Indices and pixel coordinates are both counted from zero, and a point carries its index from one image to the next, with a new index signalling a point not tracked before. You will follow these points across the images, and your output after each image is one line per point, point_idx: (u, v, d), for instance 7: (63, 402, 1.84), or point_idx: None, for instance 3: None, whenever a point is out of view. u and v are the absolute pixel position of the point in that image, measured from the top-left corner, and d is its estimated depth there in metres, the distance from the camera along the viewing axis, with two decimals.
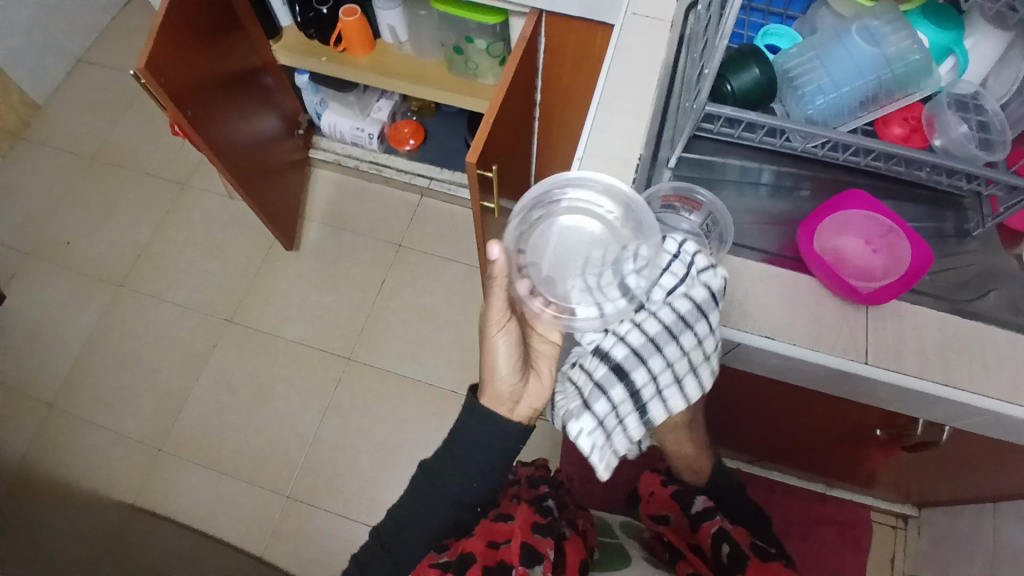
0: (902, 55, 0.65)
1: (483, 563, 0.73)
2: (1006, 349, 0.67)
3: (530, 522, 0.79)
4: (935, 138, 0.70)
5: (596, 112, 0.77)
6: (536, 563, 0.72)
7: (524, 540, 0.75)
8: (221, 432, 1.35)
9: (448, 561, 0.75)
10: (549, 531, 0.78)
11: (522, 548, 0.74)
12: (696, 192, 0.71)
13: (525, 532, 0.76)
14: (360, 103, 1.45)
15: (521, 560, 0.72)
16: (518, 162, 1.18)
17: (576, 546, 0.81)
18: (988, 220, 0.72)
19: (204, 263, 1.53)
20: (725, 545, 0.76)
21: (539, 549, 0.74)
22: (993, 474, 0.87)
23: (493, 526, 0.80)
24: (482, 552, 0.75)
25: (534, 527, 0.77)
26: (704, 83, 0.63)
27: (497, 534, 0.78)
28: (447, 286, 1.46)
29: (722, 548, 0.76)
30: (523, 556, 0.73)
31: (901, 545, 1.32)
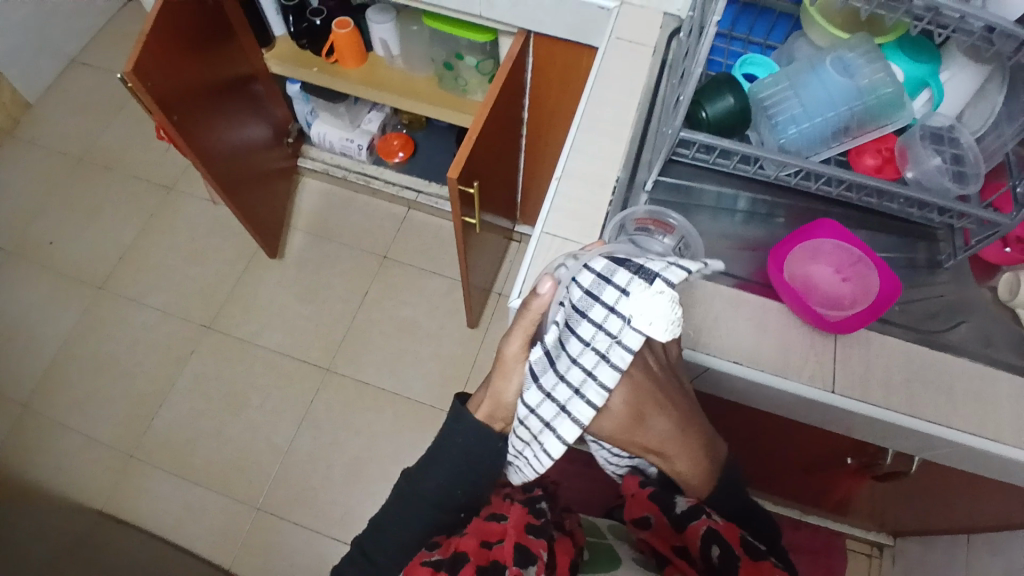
0: (874, 87, 0.66)
1: (474, 562, 0.63)
2: (972, 382, 0.67)
3: (524, 522, 0.69)
4: (908, 170, 0.71)
5: (576, 132, 0.78)
6: (528, 564, 0.63)
7: (517, 540, 0.65)
8: (195, 439, 1.33)
9: (440, 560, 0.64)
10: (543, 534, 0.68)
11: (516, 547, 0.64)
12: (669, 216, 0.72)
13: (519, 533, 0.67)
14: (350, 114, 1.45)
15: (515, 559, 0.63)
16: (502, 178, 1.19)
17: (566, 546, 0.70)
18: (960, 251, 0.72)
19: (187, 267, 1.52)
20: (716, 547, 0.63)
21: (533, 550, 0.65)
22: (962, 506, 0.88)
23: (484, 525, 0.69)
24: (475, 551, 0.64)
25: (528, 528, 0.68)
26: (678, 109, 0.63)
27: (489, 533, 0.68)
28: (430, 300, 1.45)
29: (712, 552, 0.63)
30: (517, 555, 0.63)
31: (875, 575, 1.31)
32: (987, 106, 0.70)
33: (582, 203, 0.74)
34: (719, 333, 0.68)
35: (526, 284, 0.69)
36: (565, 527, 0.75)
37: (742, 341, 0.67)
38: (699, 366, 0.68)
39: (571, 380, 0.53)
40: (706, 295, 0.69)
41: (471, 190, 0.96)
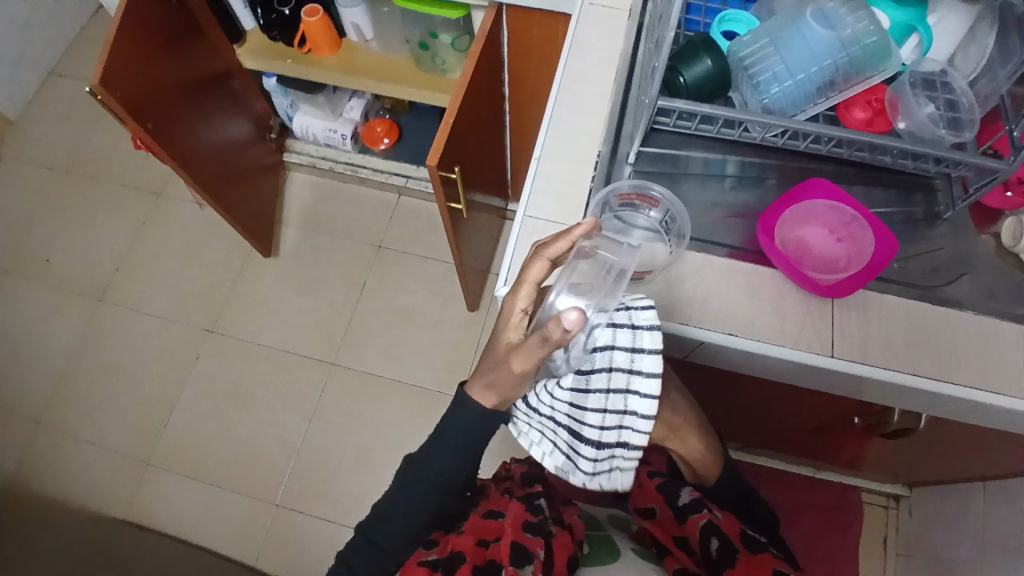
0: (858, 37, 0.63)
1: (472, 562, 0.65)
2: (975, 336, 0.65)
3: (522, 519, 0.70)
4: (898, 121, 0.68)
5: (553, 109, 0.76)
6: (526, 563, 0.64)
7: (513, 539, 0.66)
8: (206, 441, 1.35)
9: (436, 560, 0.67)
10: (541, 531, 0.68)
11: (511, 545, 0.65)
12: (652, 189, 0.69)
13: (515, 531, 0.68)
14: (330, 103, 1.41)
15: (510, 559, 0.64)
16: (486, 158, 1.16)
17: (565, 541, 0.70)
18: (959, 202, 0.70)
19: (183, 272, 1.52)
20: (715, 540, 0.67)
21: (529, 548, 0.65)
22: (974, 456, 0.86)
23: (481, 522, 0.72)
24: (471, 551, 0.67)
25: (524, 525, 0.69)
26: (653, 79, 0.61)
27: (486, 531, 0.70)
28: (427, 285, 1.44)
29: (711, 544, 0.67)
30: (513, 554, 0.65)
31: (892, 525, 1.31)
32: (978, 50, 0.68)
33: (564, 183, 0.72)
34: (711, 306, 0.66)
35: (512, 269, 0.67)
36: (564, 521, 0.75)
37: (734, 312, 0.66)
38: (692, 341, 0.66)
39: (616, 400, 0.61)
40: (697, 267, 0.68)
41: (453, 175, 0.94)
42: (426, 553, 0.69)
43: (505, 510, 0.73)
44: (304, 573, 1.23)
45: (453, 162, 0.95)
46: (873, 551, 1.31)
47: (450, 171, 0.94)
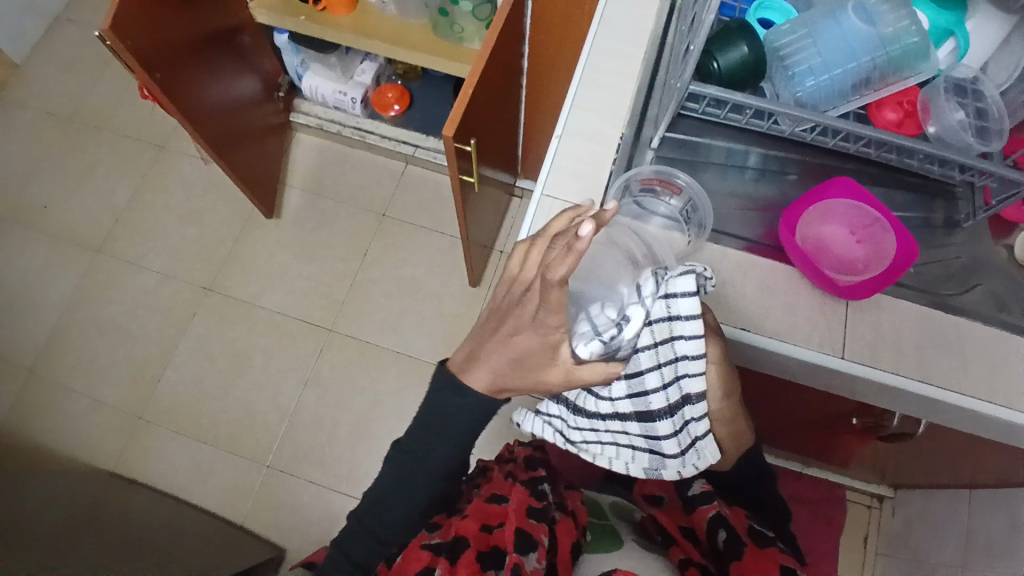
0: (898, 36, 0.62)
1: (475, 547, 0.66)
2: (984, 345, 0.65)
3: (525, 505, 0.71)
4: (929, 125, 0.67)
5: (578, 86, 0.74)
6: (529, 550, 0.63)
7: (518, 525, 0.67)
8: (200, 400, 1.34)
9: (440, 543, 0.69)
10: (545, 517, 0.69)
11: (515, 531, 0.65)
12: (676, 176, 0.69)
13: (519, 517, 0.68)
14: (342, 65, 1.38)
15: (514, 545, 0.64)
16: (500, 132, 1.14)
17: (567, 527, 0.71)
18: (979, 212, 0.69)
19: (183, 229, 1.49)
20: (722, 531, 0.68)
21: (533, 535, 0.65)
22: (968, 464, 0.87)
23: (485, 508, 0.73)
24: (475, 535, 0.68)
25: (528, 512, 0.69)
26: (687, 63, 0.59)
27: (490, 517, 0.71)
28: (430, 258, 1.43)
29: (718, 535, 0.68)
30: (517, 540, 0.64)
31: (874, 524, 1.34)
32: (1012, 57, 0.66)
33: (585, 163, 0.70)
34: (725, 301, 0.65)
35: None
36: (567, 507, 0.76)
37: (745, 306, 0.65)
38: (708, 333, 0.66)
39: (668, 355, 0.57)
40: (713, 259, 0.67)
41: (468, 148, 0.91)
42: (429, 537, 0.71)
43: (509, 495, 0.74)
44: (293, 535, 1.24)
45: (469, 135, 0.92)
46: (853, 548, 1.33)
47: (466, 144, 0.92)
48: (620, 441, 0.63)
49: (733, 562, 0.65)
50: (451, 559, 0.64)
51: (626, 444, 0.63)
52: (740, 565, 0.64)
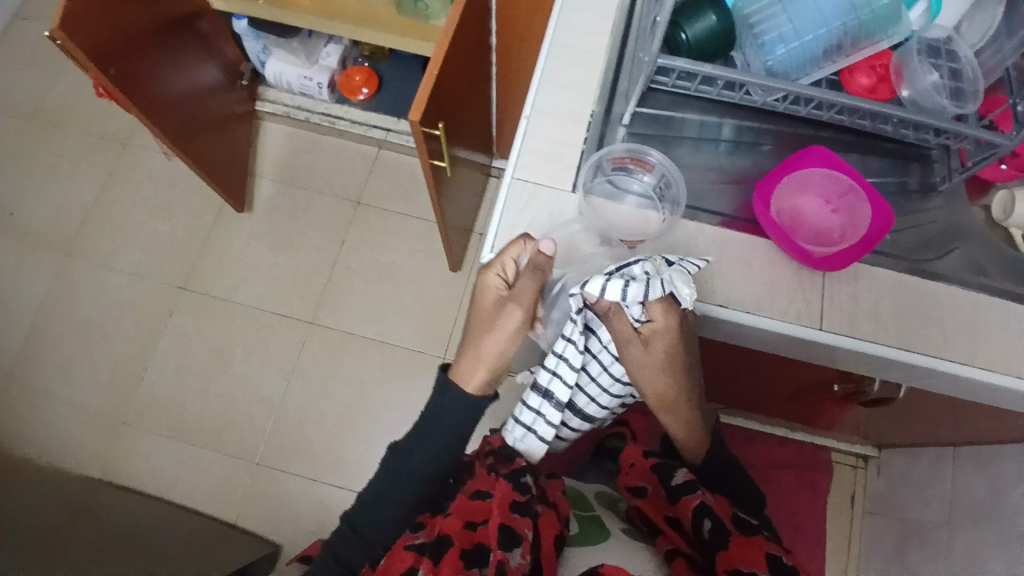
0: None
1: (459, 546, 0.64)
2: (959, 309, 0.66)
3: (509, 498, 0.69)
4: (903, 88, 0.66)
5: (544, 63, 0.72)
6: (513, 546, 0.63)
7: (501, 521, 0.65)
8: (183, 400, 1.32)
9: (424, 543, 0.67)
10: (528, 511, 0.68)
11: (499, 528, 0.64)
12: (648, 153, 0.67)
13: (502, 511, 0.67)
14: (305, 49, 1.34)
15: (498, 542, 0.63)
16: (472, 111, 1.12)
17: (551, 519, 0.70)
18: (955, 173, 0.69)
19: (153, 226, 1.45)
20: (707, 520, 0.68)
21: (517, 530, 0.65)
22: (947, 423, 0.88)
23: (468, 503, 0.71)
24: (459, 533, 0.66)
25: (512, 505, 0.68)
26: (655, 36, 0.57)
27: (472, 513, 0.69)
28: (409, 243, 1.40)
29: (703, 526, 0.68)
30: (501, 537, 0.64)
31: (860, 484, 1.36)
32: (987, 18, 0.67)
33: (555, 143, 0.68)
34: (703, 280, 0.65)
35: (500, 237, 0.65)
36: (549, 500, 0.75)
37: (721, 280, 0.65)
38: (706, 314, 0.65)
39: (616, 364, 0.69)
40: (689, 237, 0.66)
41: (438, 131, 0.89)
42: (413, 537, 0.69)
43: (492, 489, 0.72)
44: (284, 529, 1.23)
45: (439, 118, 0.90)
46: (840, 509, 1.36)
47: (437, 128, 0.89)
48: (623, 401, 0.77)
49: (718, 552, 0.65)
50: (435, 559, 0.62)
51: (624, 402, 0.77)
52: (726, 554, 0.64)
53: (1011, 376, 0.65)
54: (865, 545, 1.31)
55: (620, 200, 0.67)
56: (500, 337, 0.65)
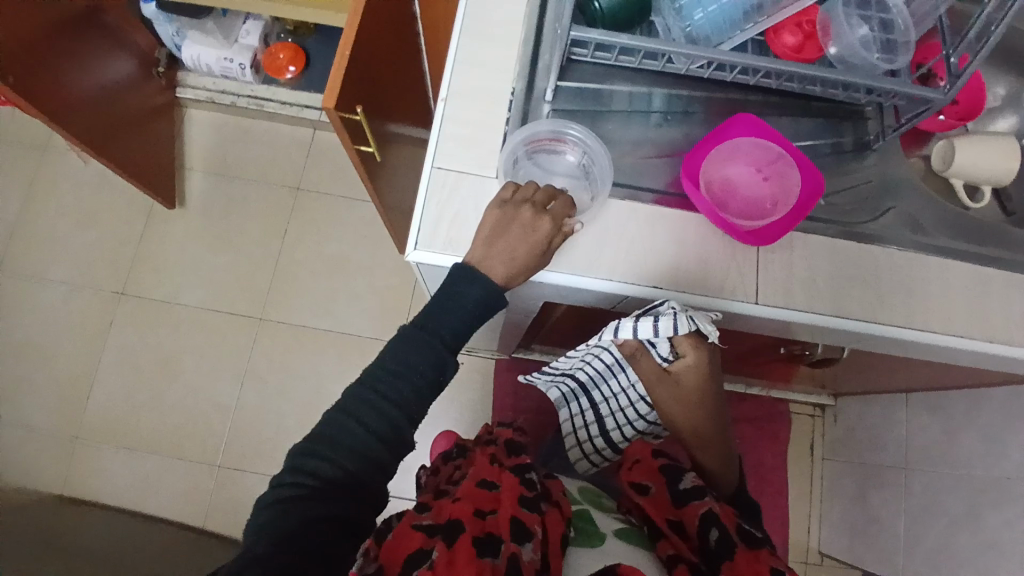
0: None
1: (472, 531, 0.57)
2: (894, 270, 0.66)
3: (517, 492, 0.65)
4: (829, 47, 0.62)
5: (459, 38, 0.67)
6: (526, 540, 0.59)
7: (513, 514, 0.61)
8: (135, 411, 1.28)
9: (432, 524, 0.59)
10: (536, 506, 0.64)
11: (512, 522, 0.60)
12: (566, 130, 0.62)
13: (514, 505, 0.62)
14: (221, 30, 1.26)
15: (512, 535, 0.58)
16: (403, 86, 1.06)
17: (556, 517, 0.66)
18: (889, 131, 0.67)
19: (84, 232, 1.38)
20: (715, 530, 0.67)
21: (528, 525, 0.60)
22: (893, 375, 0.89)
23: (474, 490, 0.65)
24: (469, 518, 0.59)
25: (523, 500, 0.64)
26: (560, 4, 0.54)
27: (481, 502, 0.63)
28: (355, 229, 1.36)
29: (709, 535, 0.67)
30: (514, 530, 0.59)
31: (819, 431, 1.39)
32: None
33: (475, 125, 0.64)
34: (637, 261, 0.63)
35: (423, 230, 0.61)
36: (553, 498, 0.70)
37: (655, 261, 0.63)
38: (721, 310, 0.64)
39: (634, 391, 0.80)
40: (620, 218, 0.63)
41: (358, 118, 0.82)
42: (418, 516, 0.60)
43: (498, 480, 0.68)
44: None
45: (361, 102, 0.84)
46: (802, 457, 1.39)
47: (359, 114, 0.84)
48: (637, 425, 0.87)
49: (724, 561, 0.63)
50: (449, 540, 0.55)
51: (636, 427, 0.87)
52: (732, 565, 0.62)
53: (943, 332, 0.66)
54: (826, 490, 1.35)
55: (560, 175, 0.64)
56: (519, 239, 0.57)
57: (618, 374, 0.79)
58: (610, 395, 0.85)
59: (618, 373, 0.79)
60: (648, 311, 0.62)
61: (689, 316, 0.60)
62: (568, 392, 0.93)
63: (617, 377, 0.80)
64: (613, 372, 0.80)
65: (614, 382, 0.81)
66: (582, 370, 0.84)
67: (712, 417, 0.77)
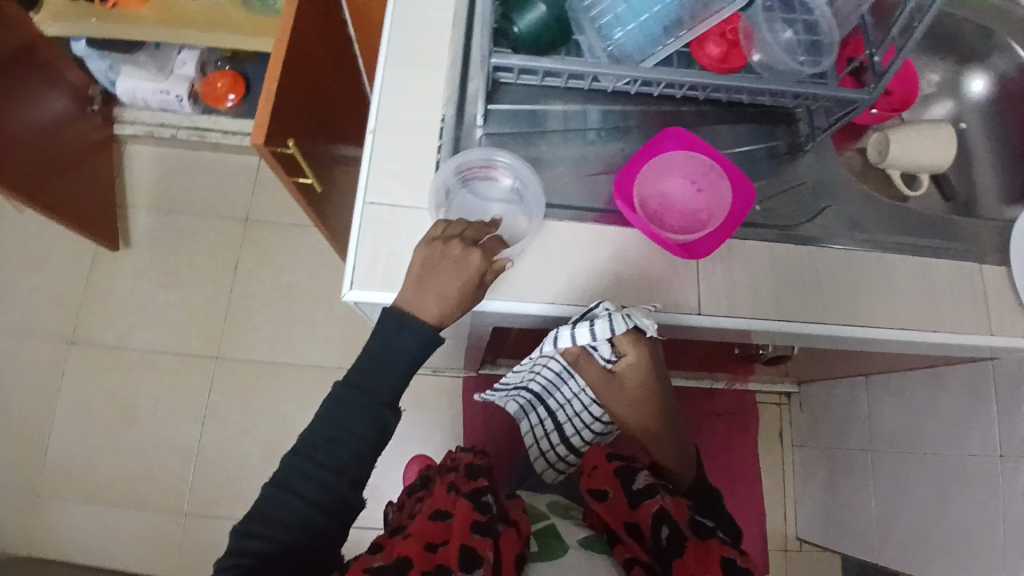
0: None
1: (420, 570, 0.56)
2: (835, 271, 0.66)
3: (471, 518, 0.64)
4: (754, 54, 0.63)
5: (385, 68, 0.65)
6: (476, 569, 0.57)
7: (463, 542, 0.60)
8: (94, 461, 1.24)
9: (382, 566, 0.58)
10: (490, 532, 0.63)
11: (461, 551, 0.59)
12: (495, 156, 0.61)
13: (464, 533, 0.61)
14: (155, 61, 1.21)
15: (461, 566, 0.57)
16: (343, 112, 1.04)
17: (511, 539, 0.65)
18: (819, 133, 0.69)
19: (26, 279, 1.32)
20: (665, 527, 0.65)
21: (480, 552, 0.59)
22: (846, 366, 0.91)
23: (427, 524, 0.64)
24: (418, 555, 0.58)
25: (474, 526, 0.62)
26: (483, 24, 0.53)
27: (433, 534, 0.62)
28: (309, 255, 1.33)
29: (661, 532, 0.65)
30: (464, 560, 0.58)
31: (786, 419, 1.41)
32: None
33: (406, 157, 0.62)
34: (579, 283, 0.62)
35: (359, 270, 0.59)
36: (510, 518, 0.70)
37: (598, 278, 0.62)
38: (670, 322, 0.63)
39: (586, 397, 0.80)
40: (559, 240, 0.63)
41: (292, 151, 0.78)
42: (369, 559, 0.59)
43: (451, 508, 0.66)
44: None
45: (298, 133, 0.82)
46: (772, 446, 1.41)
47: (297, 146, 0.81)
48: (595, 428, 0.87)
49: (674, 561, 0.61)
50: None
51: (594, 430, 0.87)
52: (682, 563, 0.61)
53: (885, 327, 0.67)
54: (798, 477, 1.37)
55: (495, 204, 0.62)
56: (449, 276, 0.55)
57: (568, 382, 0.79)
58: (564, 403, 0.85)
59: (570, 382, 0.79)
60: (584, 315, 0.60)
61: (624, 314, 0.58)
62: (526, 405, 0.93)
63: (569, 385, 0.80)
64: (562, 381, 0.80)
65: (566, 389, 0.81)
66: (534, 381, 0.83)
67: (660, 412, 0.75)
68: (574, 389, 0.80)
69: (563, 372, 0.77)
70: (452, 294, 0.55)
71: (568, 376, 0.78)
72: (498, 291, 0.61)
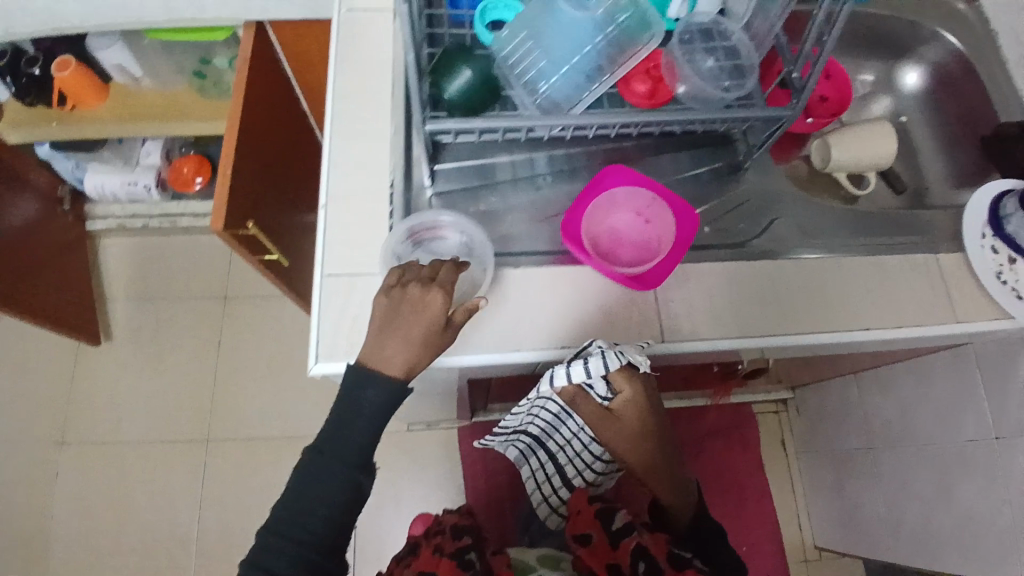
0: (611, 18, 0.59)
1: None
2: (792, 280, 0.68)
3: None
4: (679, 86, 0.65)
5: (331, 141, 0.67)
6: None
7: None
8: (93, 561, 1.21)
9: None
10: None
11: None
12: (438, 217, 0.62)
13: None
14: (120, 154, 1.24)
15: None
16: (305, 183, 1.06)
17: None
18: (755, 150, 0.71)
19: (10, 384, 1.32)
20: (642, 564, 0.70)
21: None
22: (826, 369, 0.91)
23: None
24: None
25: None
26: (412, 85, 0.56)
27: None
28: (291, 325, 1.34)
29: (638, 568, 0.70)
30: None
31: (786, 426, 1.41)
32: None
33: (359, 225, 0.63)
34: (543, 325, 0.63)
35: (322, 342, 0.60)
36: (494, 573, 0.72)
37: (563, 319, 0.63)
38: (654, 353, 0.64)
39: (585, 436, 0.79)
40: (520, 286, 0.63)
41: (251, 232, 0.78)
42: None
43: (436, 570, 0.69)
44: None
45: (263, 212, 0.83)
46: (776, 455, 1.40)
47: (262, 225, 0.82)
48: (596, 467, 0.86)
49: None
50: None
51: (595, 469, 0.86)
52: None
53: (852, 329, 0.68)
54: (806, 483, 1.36)
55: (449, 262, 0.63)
56: (414, 325, 0.54)
57: (566, 421, 0.79)
58: (565, 444, 0.84)
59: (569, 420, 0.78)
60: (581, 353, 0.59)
61: (616, 351, 0.58)
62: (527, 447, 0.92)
63: (569, 425, 0.79)
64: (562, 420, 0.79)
65: (565, 429, 0.80)
66: (533, 423, 0.83)
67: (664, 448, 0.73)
68: (574, 428, 0.79)
69: (562, 411, 0.76)
70: (417, 343, 0.55)
71: (566, 415, 0.77)
72: (465, 347, 0.61)
